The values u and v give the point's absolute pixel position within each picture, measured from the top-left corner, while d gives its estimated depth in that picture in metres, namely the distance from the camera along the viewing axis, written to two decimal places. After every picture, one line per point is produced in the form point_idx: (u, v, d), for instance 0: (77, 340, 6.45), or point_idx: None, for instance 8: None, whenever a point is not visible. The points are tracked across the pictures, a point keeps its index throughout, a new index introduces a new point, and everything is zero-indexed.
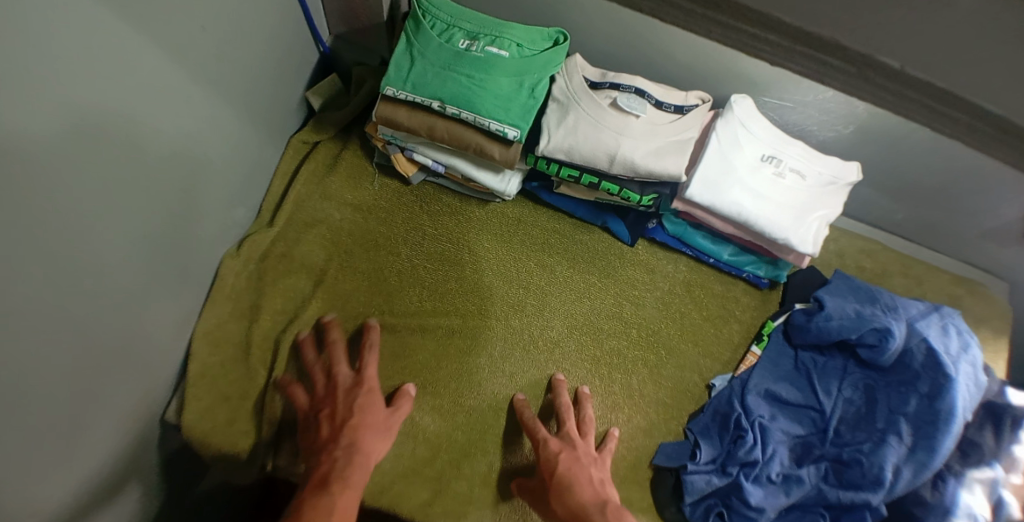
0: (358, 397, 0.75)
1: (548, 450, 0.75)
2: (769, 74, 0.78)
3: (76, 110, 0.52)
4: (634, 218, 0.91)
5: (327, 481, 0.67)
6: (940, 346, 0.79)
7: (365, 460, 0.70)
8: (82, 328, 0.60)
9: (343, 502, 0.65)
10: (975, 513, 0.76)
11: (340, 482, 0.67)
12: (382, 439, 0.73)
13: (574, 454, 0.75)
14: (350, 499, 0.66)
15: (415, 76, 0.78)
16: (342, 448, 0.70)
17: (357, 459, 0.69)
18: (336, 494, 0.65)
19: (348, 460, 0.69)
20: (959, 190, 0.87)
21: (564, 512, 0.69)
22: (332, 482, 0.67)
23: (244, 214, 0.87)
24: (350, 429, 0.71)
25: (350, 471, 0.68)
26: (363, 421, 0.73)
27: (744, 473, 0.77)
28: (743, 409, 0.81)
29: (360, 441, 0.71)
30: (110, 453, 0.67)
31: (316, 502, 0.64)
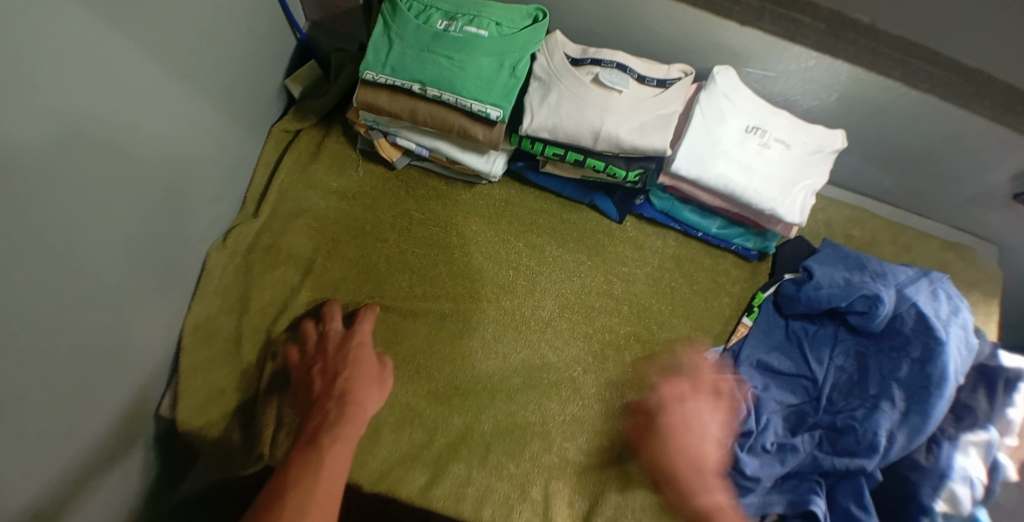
0: (350, 352, 0.76)
1: (688, 406, 0.75)
2: (752, 44, 0.77)
3: (51, 103, 0.51)
4: (620, 196, 0.91)
5: (319, 426, 0.66)
6: (930, 311, 0.79)
7: (359, 413, 0.68)
8: (72, 329, 0.59)
9: (338, 448, 0.63)
10: (971, 476, 0.76)
11: (331, 427, 0.65)
12: (371, 391, 0.73)
13: (695, 411, 0.74)
14: (343, 448, 0.64)
15: (394, 60, 0.78)
16: (336, 398, 0.70)
17: (349, 406, 0.68)
18: (326, 450, 0.62)
19: (339, 414, 0.67)
20: (946, 154, 0.87)
21: (668, 456, 0.73)
22: (323, 429, 0.65)
23: (229, 207, 0.87)
24: (343, 383, 0.71)
25: (342, 417, 0.67)
26: (355, 373, 0.73)
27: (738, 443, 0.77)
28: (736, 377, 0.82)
29: (354, 394, 0.70)
30: (103, 448, 0.67)
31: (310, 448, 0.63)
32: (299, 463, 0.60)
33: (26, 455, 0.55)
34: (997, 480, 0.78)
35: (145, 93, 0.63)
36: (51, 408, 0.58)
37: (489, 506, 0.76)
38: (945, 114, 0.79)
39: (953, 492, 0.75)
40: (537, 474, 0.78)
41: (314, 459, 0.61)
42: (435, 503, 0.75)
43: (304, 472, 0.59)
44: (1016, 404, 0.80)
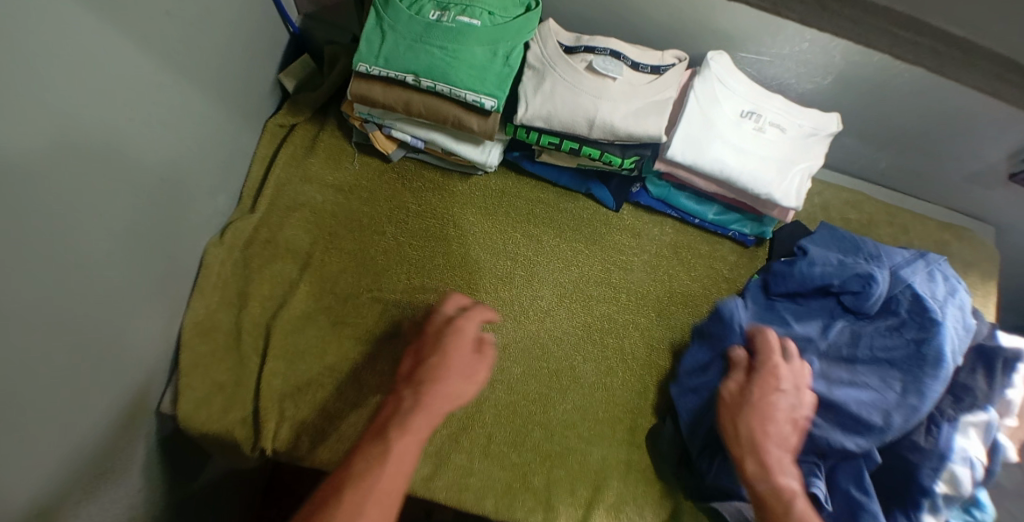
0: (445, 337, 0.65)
1: (779, 389, 0.68)
2: (745, 26, 0.77)
3: (46, 98, 0.52)
4: (617, 184, 0.91)
5: (379, 432, 0.56)
6: (924, 295, 0.79)
7: (437, 404, 0.58)
8: (71, 326, 0.59)
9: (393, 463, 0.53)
10: (970, 456, 0.75)
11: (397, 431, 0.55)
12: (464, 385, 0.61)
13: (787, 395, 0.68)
14: (404, 465, 0.54)
15: (387, 51, 0.78)
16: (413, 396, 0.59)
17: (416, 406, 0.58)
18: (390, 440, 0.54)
19: (415, 402, 0.58)
20: (941, 135, 0.87)
21: (745, 431, 0.66)
22: (382, 439, 0.55)
23: (225, 202, 0.86)
24: (427, 371, 0.61)
25: (413, 418, 0.56)
26: (449, 366, 0.62)
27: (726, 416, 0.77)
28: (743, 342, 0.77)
29: (438, 381, 0.60)
30: (106, 446, 0.67)
31: (365, 468, 0.52)
32: (349, 481, 0.51)
33: (28, 454, 0.55)
34: (998, 462, 0.78)
35: (138, 89, 0.63)
36: (52, 405, 0.58)
37: (492, 494, 0.76)
38: (940, 93, 0.79)
39: (953, 473, 0.74)
40: (539, 463, 0.79)
41: (366, 480, 0.51)
42: (438, 494, 0.75)
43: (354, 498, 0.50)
44: (1015, 385, 0.81)
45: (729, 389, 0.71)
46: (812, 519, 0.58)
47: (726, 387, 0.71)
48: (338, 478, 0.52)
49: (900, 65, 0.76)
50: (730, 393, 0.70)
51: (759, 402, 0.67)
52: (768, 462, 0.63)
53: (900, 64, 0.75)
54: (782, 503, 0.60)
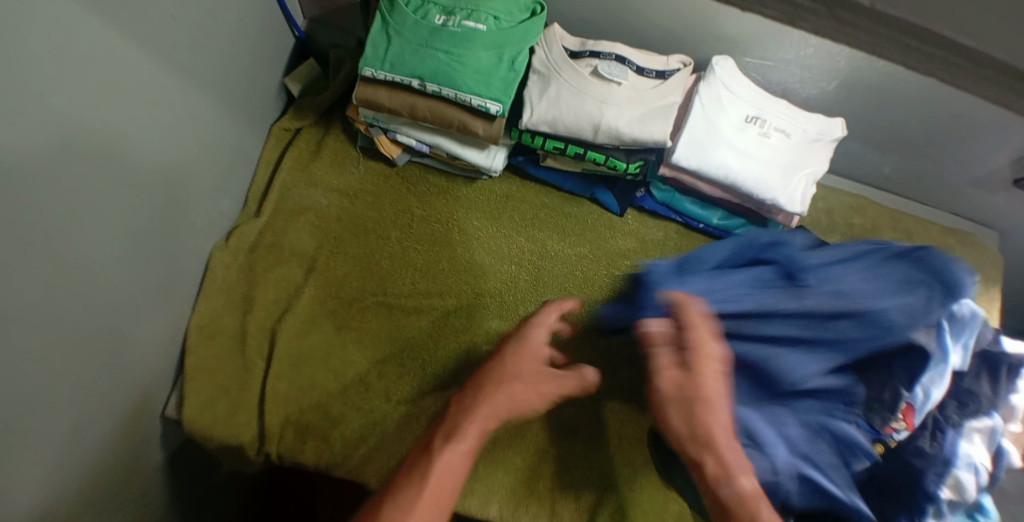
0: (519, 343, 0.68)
1: (718, 367, 0.58)
2: (750, 31, 0.77)
3: (53, 103, 0.52)
4: (620, 188, 0.93)
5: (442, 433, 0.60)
6: (870, 286, 0.63)
7: (500, 407, 0.62)
8: (76, 329, 0.60)
9: (452, 459, 0.57)
10: (975, 461, 0.75)
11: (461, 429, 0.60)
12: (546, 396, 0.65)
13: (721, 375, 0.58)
14: (462, 461, 0.58)
15: (393, 55, 0.78)
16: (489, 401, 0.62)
17: (478, 409, 0.61)
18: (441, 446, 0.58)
19: (474, 405, 0.62)
20: (944, 140, 0.87)
21: (688, 428, 0.57)
22: (448, 440, 0.59)
23: (230, 206, 0.87)
24: (497, 375, 0.65)
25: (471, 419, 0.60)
26: (529, 379, 0.65)
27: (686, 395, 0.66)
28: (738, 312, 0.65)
29: (506, 384, 0.64)
30: (112, 450, 0.67)
31: (425, 464, 0.56)
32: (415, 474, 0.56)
33: (34, 456, 0.55)
34: (1002, 466, 0.78)
35: (143, 93, 0.64)
36: (58, 408, 0.58)
37: (496, 499, 0.76)
38: (943, 97, 0.79)
39: (958, 478, 0.74)
40: (543, 468, 0.78)
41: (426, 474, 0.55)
42: None
43: (416, 490, 0.54)
44: (1018, 390, 0.81)
45: (666, 376, 0.59)
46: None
47: (663, 373, 0.59)
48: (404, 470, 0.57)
49: (904, 71, 0.76)
50: (670, 380, 0.59)
51: (705, 390, 0.57)
52: (726, 461, 0.56)
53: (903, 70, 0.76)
54: (747, 510, 0.54)
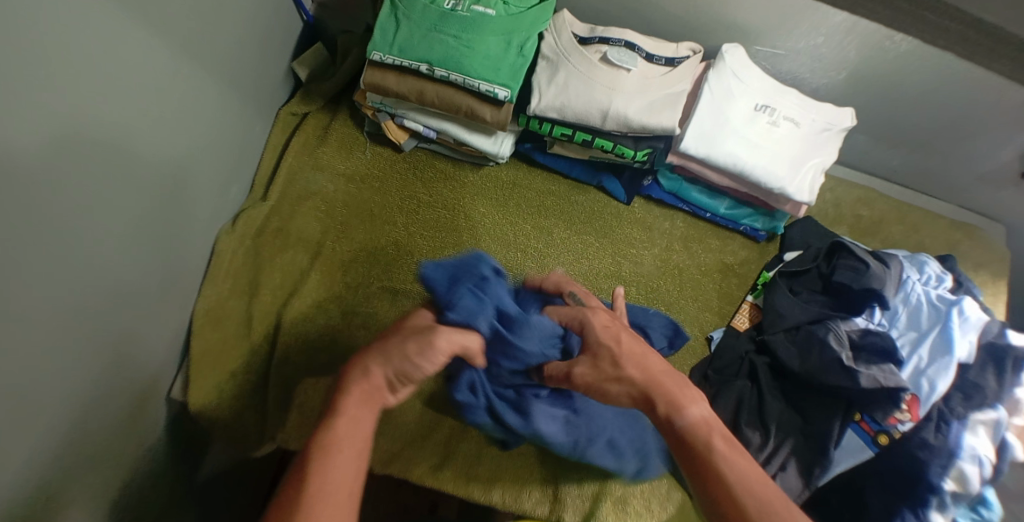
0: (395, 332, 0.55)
1: (621, 328, 0.58)
2: (761, 19, 0.77)
3: (64, 78, 0.52)
4: (629, 177, 0.92)
5: (320, 423, 0.47)
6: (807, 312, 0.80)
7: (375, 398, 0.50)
8: (84, 309, 0.60)
9: (343, 457, 0.45)
10: (979, 454, 0.73)
11: (336, 413, 0.48)
12: (430, 362, 0.51)
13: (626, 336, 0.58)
14: (354, 457, 0.46)
15: (401, 40, 0.78)
16: (365, 376, 0.51)
17: (354, 389, 0.50)
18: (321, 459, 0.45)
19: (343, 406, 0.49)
20: (955, 133, 0.87)
21: (619, 394, 0.54)
22: (330, 433, 0.46)
23: (237, 192, 0.86)
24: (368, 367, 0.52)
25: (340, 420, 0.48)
26: (406, 345, 0.52)
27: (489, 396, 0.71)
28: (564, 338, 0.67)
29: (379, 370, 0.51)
30: (117, 431, 0.67)
31: (305, 463, 0.45)
32: (308, 478, 0.43)
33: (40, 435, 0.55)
34: (1005, 460, 0.77)
35: (153, 72, 0.63)
36: (63, 386, 0.58)
37: (500, 485, 0.76)
38: (955, 87, 0.79)
39: (962, 471, 0.73)
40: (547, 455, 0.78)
41: (311, 478, 0.43)
42: (445, 484, 0.75)
43: (306, 494, 0.42)
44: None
45: (578, 373, 0.56)
46: (738, 457, 0.47)
47: (575, 371, 0.57)
48: (290, 480, 0.44)
49: (915, 59, 0.76)
50: (582, 371, 0.56)
51: (619, 351, 0.55)
52: (669, 397, 0.52)
53: (914, 58, 0.75)
54: (704, 442, 0.49)
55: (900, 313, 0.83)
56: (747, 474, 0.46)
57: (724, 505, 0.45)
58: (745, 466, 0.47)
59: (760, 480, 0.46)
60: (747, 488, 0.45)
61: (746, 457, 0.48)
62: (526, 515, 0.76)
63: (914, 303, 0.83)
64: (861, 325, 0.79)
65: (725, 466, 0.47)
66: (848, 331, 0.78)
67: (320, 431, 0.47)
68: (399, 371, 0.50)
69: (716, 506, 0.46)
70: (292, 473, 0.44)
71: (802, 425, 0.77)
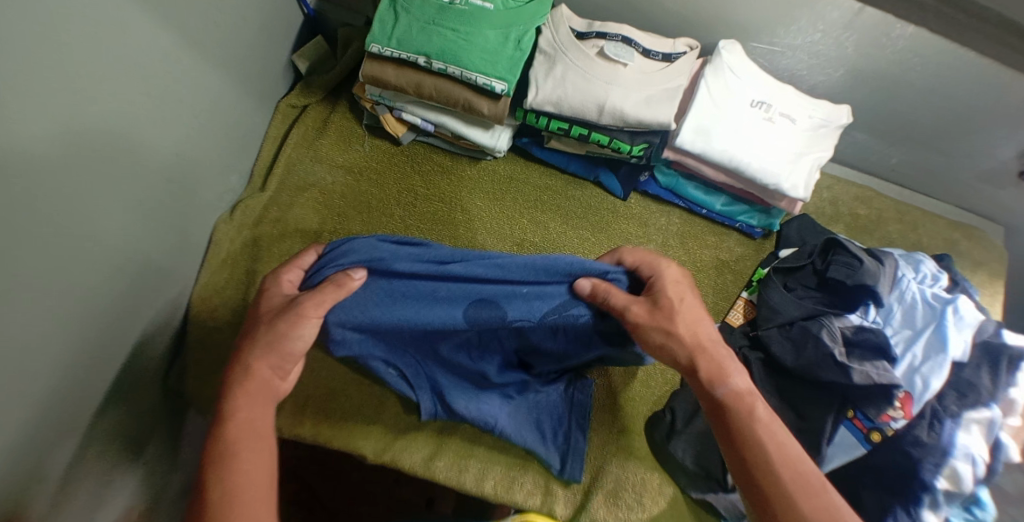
0: (260, 316, 0.57)
1: (690, 292, 0.61)
2: (759, 15, 0.78)
3: (64, 62, 0.53)
4: (626, 172, 0.92)
5: (211, 432, 0.50)
6: (800, 307, 0.80)
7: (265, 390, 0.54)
8: (83, 291, 0.60)
9: (247, 458, 0.49)
10: (973, 453, 0.73)
11: (225, 419, 0.51)
12: (304, 331, 0.56)
13: (694, 302, 0.61)
14: (256, 453, 0.50)
15: (400, 33, 0.78)
16: (246, 375, 0.54)
17: (237, 390, 0.53)
18: (226, 457, 0.49)
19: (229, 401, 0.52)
20: (951, 131, 0.87)
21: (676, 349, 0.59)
22: (225, 440, 0.50)
23: (236, 181, 0.87)
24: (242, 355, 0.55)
25: (234, 411, 0.52)
26: (273, 332, 0.55)
27: (400, 354, 0.70)
28: (571, 296, 0.63)
29: (254, 361, 0.54)
30: (112, 414, 0.68)
31: (205, 470, 0.48)
32: (214, 486, 0.47)
33: (32, 414, 0.56)
34: (999, 460, 0.75)
35: (154, 59, 0.64)
36: (59, 367, 0.59)
37: (491, 475, 0.76)
38: (953, 84, 0.79)
39: (955, 469, 0.73)
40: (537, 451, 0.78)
41: (215, 482, 0.47)
42: (437, 475, 0.76)
43: (212, 501, 0.46)
44: (1018, 384, 0.78)
45: (634, 311, 0.59)
46: (775, 425, 0.55)
47: (631, 308, 0.59)
48: (199, 489, 0.47)
49: (912, 55, 0.76)
50: (644, 319, 0.59)
51: (684, 315, 0.59)
52: (716, 364, 0.58)
53: (910, 54, 0.76)
54: (742, 405, 0.56)
55: (895, 311, 0.83)
56: (788, 444, 0.54)
57: (761, 466, 0.53)
58: (784, 436, 0.55)
59: (795, 448, 0.54)
60: (781, 453, 0.53)
61: (784, 427, 0.56)
62: (518, 507, 0.77)
63: (909, 301, 0.83)
64: (855, 322, 0.79)
65: (768, 432, 0.55)
66: (841, 327, 0.78)
67: (215, 439, 0.50)
68: (276, 355, 0.54)
69: (756, 465, 0.53)
70: (200, 484, 0.48)
71: (794, 422, 0.77)
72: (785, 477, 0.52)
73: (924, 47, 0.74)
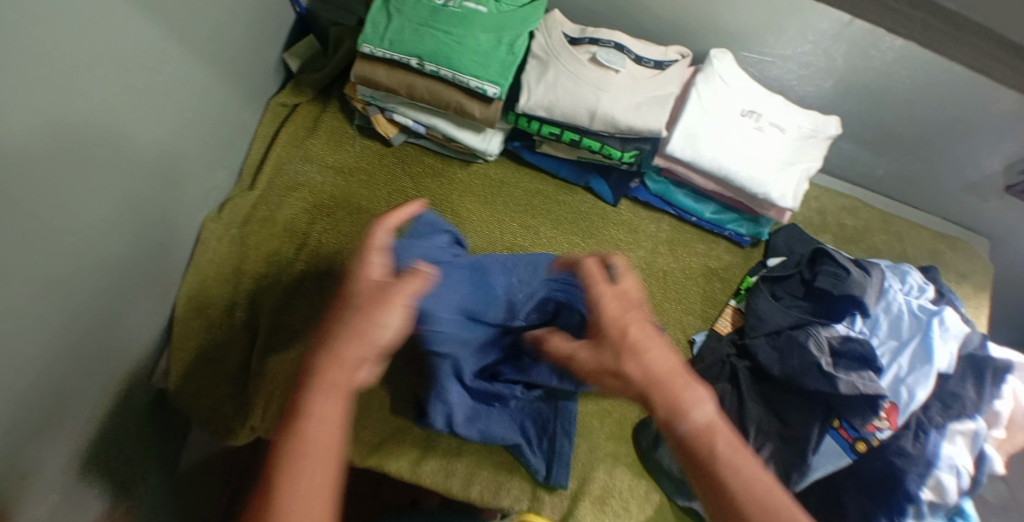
0: (346, 295, 0.47)
1: (631, 312, 0.50)
2: (749, 25, 0.78)
3: (53, 58, 0.52)
4: (616, 178, 0.92)
5: (276, 440, 0.39)
6: (788, 316, 0.80)
7: (343, 391, 0.42)
8: (66, 289, 0.59)
9: (312, 482, 0.37)
10: (957, 464, 0.73)
11: (295, 426, 0.40)
12: (389, 321, 0.45)
13: (638, 323, 0.49)
14: (325, 478, 0.38)
15: (392, 34, 0.78)
16: (331, 365, 0.42)
17: (313, 384, 0.42)
18: (287, 473, 0.37)
19: (297, 401, 0.41)
20: (938, 144, 0.88)
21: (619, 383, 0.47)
22: (289, 453, 0.38)
23: (224, 179, 0.86)
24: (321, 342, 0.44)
25: (304, 411, 0.40)
26: (361, 319, 0.44)
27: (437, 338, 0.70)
28: None
29: (333, 352, 0.43)
30: (96, 417, 0.66)
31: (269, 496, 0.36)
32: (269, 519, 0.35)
33: (16, 415, 0.55)
34: (984, 471, 0.76)
35: (145, 56, 0.64)
36: (42, 366, 0.57)
37: (478, 480, 0.76)
38: (942, 97, 0.79)
39: (939, 480, 0.72)
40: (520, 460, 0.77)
41: (282, 509, 0.35)
42: (423, 479, 0.75)
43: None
44: (1003, 396, 0.79)
45: (577, 356, 0.51)
46: (749, 480, 0.41)
47: (575, 353, 0.52)
48: None
49: (900, 68, 0.77)
50: (585, 361, 0.50)
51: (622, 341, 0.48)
52: (671, 400, 0.44)
53: (898, 67, 0.77)
54: (707, 452, 0.42)
55: (881, 321, 0.83)
56: (769, 507, 0.39)
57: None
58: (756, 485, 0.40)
59: (782, 505, 0.39)
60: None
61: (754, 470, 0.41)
62: (505, 511, 0.76)
63: (895, 312, 0.83)
64: (842, 331, 0.79)
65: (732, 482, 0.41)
66: (828, 337, 0.78)
67: (278, 449, 0.39)
68: (367, 343, 0.43)
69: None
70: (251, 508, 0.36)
71: (780, 429, 0.77)
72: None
73: (915, 60, 0.75)
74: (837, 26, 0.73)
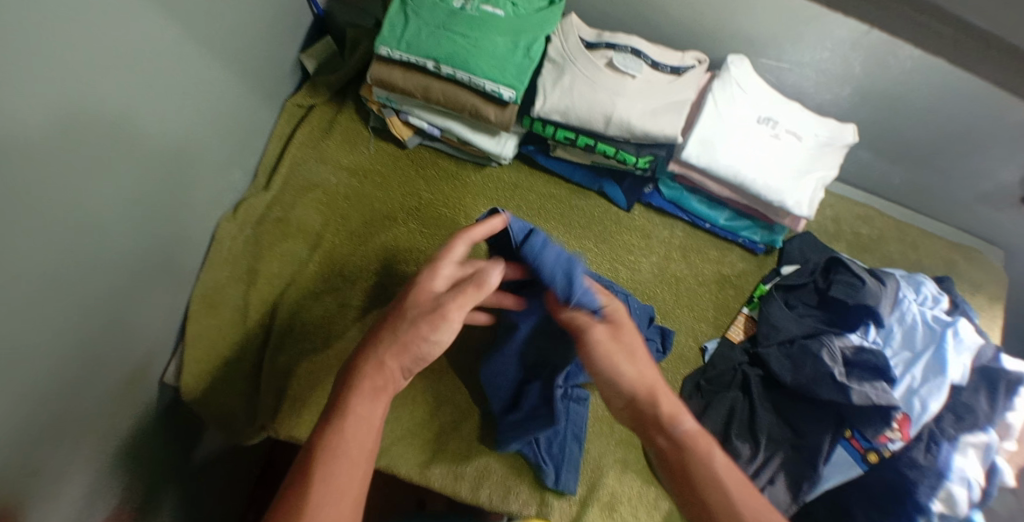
0: (409, 304, 0.57)
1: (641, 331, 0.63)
2: (768, 32, 0.78)
3: (71, 60, 0.53)
4: (630, 184, 0.92)
5: (326, 421, 0.50)
6: (802, 326, 0.80)
7: (388, 391, 0.54)
8: (81, 288, 0.60)
9: (348, 459, 0.48)
10: (968, 477, 0.73)
11: (341, 413, 0.50)
12: (444, 336, 0.55)
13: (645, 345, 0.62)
14: (356, 459, 0.48)
15: (409, 36, 0.78)
16: (374, 369, 0.54)
17: (356, 384, 0.53)
18: (331, 450, 0.48)
19: (348, 389, 0.52)
20: (955, 153, 0.88)
21: (631, 376, 0.59)
22: (336, 433, 0.49)
23: (239, 178, 0.86)
24: (377, 343, 0.55)
25: (352, 402, 0.51)
26: (415, 330, 0.55)
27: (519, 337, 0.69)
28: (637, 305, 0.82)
29: (387, 355, 0.54)
30: (109, 416, 0.67)
31: (308, 468, 0.47)
32: (314, 482, 0.46)
33: (31, 412, 0.55)
34: (995, 484, 0.76)
35: (162, 56, 0.64)
36: (56, 364, 0.58)
37: (488, 484, 0.76)
38: (959, 107, 0.79)
39: (950, 492, 0.72)
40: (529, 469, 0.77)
41: (317, 484, 0.45)
42: (432, 481, 0.75)
43: (311, 506, 0.44)
44: (1016, 408, 0.78)
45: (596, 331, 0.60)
46: (730, 470, 0.54)
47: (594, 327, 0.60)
48: (298, 485, 0.46)
49: (918, 78, 0.76)
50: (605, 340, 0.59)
51: (637, 344, 0.60)
52: (674, 403, 0.57)
53: (916, 77, 0.76)
54: (700, 446, 0.55)
55: (895, 332, 0.83)
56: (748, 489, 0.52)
57: (723, 509, 0.51)
58: (726, 466, 0.54)
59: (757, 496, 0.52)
60: (741, 497, 0.51)
61: (722, 451, 0.55)
62: (512, 515, 0.76)
63: (909, 322, 0.82)
64: (857, 341, 0.78)
65: (708, 465, 0.54)
66: (842, 346, 0.77)
67: (326, 428, 0.49)
68: (412, 355, 0.54)
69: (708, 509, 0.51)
70: (298, 471, 0.47)
71: (791, 438, 0.77)
72: (744, 511, 0.50)
73: (933, 68, 0.74)
74: (856, 36, 0.73)
